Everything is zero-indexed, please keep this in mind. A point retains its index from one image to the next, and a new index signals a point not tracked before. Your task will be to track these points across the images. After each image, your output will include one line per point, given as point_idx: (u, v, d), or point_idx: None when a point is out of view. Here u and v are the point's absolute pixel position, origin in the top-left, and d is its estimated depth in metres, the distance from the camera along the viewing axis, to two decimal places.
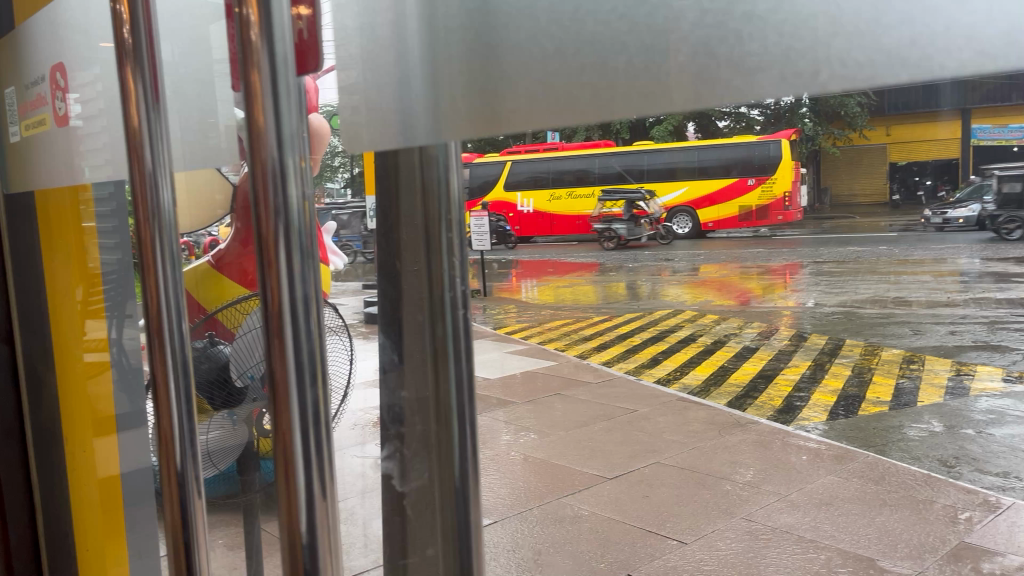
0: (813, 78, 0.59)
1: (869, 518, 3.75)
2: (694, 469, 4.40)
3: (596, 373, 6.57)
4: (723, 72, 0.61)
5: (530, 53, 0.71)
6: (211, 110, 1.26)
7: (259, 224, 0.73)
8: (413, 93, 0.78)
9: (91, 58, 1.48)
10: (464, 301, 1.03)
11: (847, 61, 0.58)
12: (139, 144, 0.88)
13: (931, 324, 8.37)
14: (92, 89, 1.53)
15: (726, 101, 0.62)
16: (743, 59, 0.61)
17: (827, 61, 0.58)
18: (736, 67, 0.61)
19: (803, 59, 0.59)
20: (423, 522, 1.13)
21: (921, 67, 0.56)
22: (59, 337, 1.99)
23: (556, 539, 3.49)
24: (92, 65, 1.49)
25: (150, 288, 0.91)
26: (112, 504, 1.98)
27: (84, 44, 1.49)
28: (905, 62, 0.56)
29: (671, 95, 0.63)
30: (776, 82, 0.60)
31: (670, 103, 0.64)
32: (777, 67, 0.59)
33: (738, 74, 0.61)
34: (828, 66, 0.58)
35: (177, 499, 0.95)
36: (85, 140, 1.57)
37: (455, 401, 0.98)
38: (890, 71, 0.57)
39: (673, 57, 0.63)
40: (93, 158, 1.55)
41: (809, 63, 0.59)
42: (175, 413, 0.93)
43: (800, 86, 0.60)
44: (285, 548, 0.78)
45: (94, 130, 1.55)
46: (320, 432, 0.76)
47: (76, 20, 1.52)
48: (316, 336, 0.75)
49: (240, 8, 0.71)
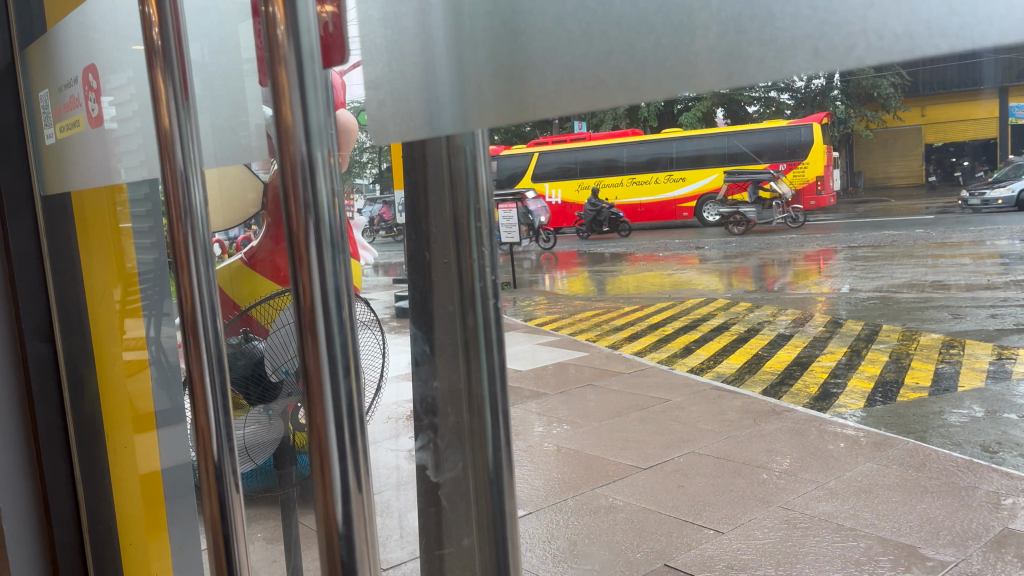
0: (848, 53, 0.53)
1: (910, 505, 3.70)
2: (729, 458, 4.36)
3: (628, 363, 6.55)
4: (754, 50, 0.56)
5: (556, 38, 0.65)
6: (239, 110, 1.26)
7: (290, 220, 0.72)
8: (439, 80, 0.73)
9: (124, 60, 1.51)
10: (494, 291, 1.01)
11: (885, 33, 0.52)
12: (170, 144, 0.88)
13: (969, 307, 8.23)
14: (126, 91, 1.55)
15: (757, 82, 0.57)
16: (774, 35, 0.55)
17: (863, 35, 0.52)
18: (767, 43, 0.55)
19: (837, 33, 0.53)
20: (458, 509, 1.15)
21: (962, 37, 0.51)
22: (99, 337, 2.04)
23: (590, 529, 3.49)
24: (125, 67, 1.52)
25: (182, 285, 0.91)
26: (152, 500, 2.02)
27: (115, 46, 1.51)
28: (944, 32, 0.51)
29: (701, 75, 0.58)
30: (808, 58, 0.54)
31: (700, 83, 0.58)
32: (810, 42, 0.54)
33: (769, 51, 0.55)
34: (864, 39, 0.52)
35: (215, 491, 0.96)
36: (119, 142, 1.59)
37: (487, 388, 0.98)
38: (930, 42, 0.51)
39: (702, 34, 0.58)
40: (128, 161, 1.57)
41: (845, 35, 0.53)
42: (211, 407, 0.94)
43: (834, 62, 0.54)
44: (322, 540, 0.77)
45: (127, 129, 1.56)
46: (355, 423, 0.76)
47: (105, 22, 1.53)
48: (348, 329, 0.74)
49: (266, 8, 0.70)
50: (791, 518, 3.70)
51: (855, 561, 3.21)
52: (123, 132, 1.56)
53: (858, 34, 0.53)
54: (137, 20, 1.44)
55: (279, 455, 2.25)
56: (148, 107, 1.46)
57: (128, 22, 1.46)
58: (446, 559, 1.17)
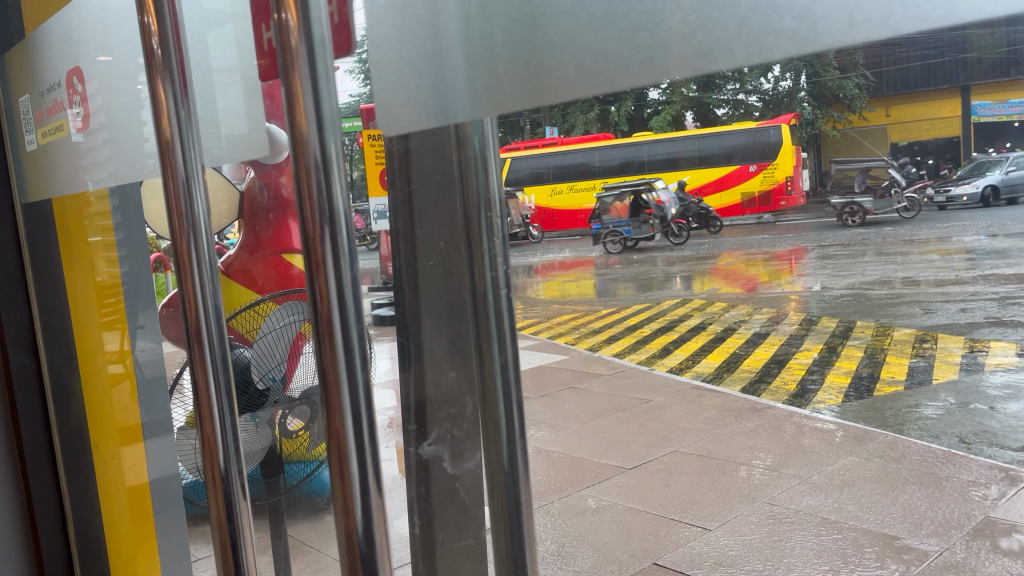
0: (885, 21, 0.53)
1: (892, 497, 3.74)
2: (713, 455, 4.37)
3: (607, 365, 6.55)
4: (787, 20, 0.56)
5: (574, 21, 0.65)
6: (211, 116, 1.20)
7: (304, 224, 0.71)
8: (451, 67, 0.73)
9: (92, 71, 1.49)
10: (504, 256, 0.80)
11: (920, 2, 0.53)
12: (170, 151, 0.86)
13: (939, 301, 8.34)
14: (94, 100, 1.53)
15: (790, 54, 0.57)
16: (807, 5, 0.56)
17: (900, 4, 0.53)
18: (799, 16, 0.56)
19: (873, 4, 0.54)
20: (474, 497, 1.40)
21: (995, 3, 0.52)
22: (84, 350, 2.05)
23: (577, 530, 3.47)
24: (93, 78, 1.50)
25: (185, 292, 0.90)
26: (141, 510, 2.03)
27: (86, 57, 1.49)
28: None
29: (732, 49, 0.59)
30: (844, 29, 0.55)
31: (731, 58, 0.59)
32: (845, 12, 0.54)
33: (803, 23, 0.56)
34: (901, 6, 0.53)
35: (222, 498, 0.94)
36: (88, 154, 1.58)
37: (501, 382, 0.79)
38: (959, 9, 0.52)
39: (677, 19, 0.61)
40: (97, 173, 1.56)
41: (881, 5, 0.53)
42: (217, 413, 0.92)
43: (870, 31, 0.54)
44: (341, 543, 0.76)
45: (99, 140, 1.53)
46: (372, 423, 0.75)
47: (76, 33, 1.51)
48: (363, 327, 0.73)
49: (278, 15, 0.70)
50: (776, 513, 3.71)
51: (841, 553, 3.24)
52: (91, 146, 1.56)
53: (895, 0, 0.53)
54: (105, 30, 1.42)
55: (266, 464, 2.19)
56: (119, 117, 1.44)
57: (102, 32, 1.41)
58: (449, 549, 1.39)
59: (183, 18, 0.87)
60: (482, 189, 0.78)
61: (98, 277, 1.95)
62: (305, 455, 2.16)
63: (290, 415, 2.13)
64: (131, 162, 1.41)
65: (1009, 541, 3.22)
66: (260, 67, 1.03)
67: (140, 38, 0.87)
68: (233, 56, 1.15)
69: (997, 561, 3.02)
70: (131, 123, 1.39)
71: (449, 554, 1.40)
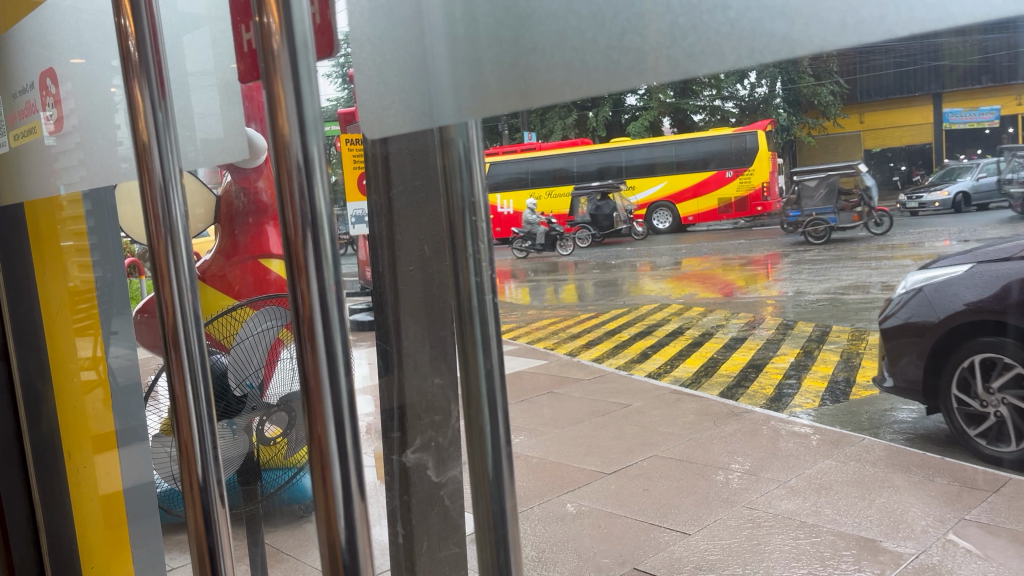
0: (879, 22, 0.53)
1: (870, 500, 3.75)
2: (691, 460, 4.35)
3: (585, 369, 6.52)
4: (777, 24, 0.56)
5: (565, 22, 0.65)
6: (188, 119, 1.19)
7: (286, 230, 0.70)
8: (436, 69, 0.72)
9: (64, 73, 1.47)
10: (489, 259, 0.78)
11: (915, 5, 0.53)
12: (147, 156, 0.85)
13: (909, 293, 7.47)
14: (65, 103, 1.50)
15: (780, 58, 0.57)
16: (797, 8, 0.55)
17: (894, 7, 0.53)
18: (789, 19, 0.56)
19: (865, 7, 0.54)
20: (458, 504, 1.45)
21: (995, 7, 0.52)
22: (56, 359, 2.04)
23: (559, 537, 3.44)
24: (65, 81, 1.48)
25: (163, 298, 0.88)
26: (115, 518, 2.02)
27: (57, 59, 1.47)
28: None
29: (723, 52, 0.58)
30: (837, 31, 0.54)
31: (723, 56, 0.58)
32: (837, 14, 0.54)
33: (793, 26, 0.56)
34: (895, 9, 0.53)
35: (200, 507, 0.92)
36: (60, 158, 1.56)
37: (485, 388, 0.77)
38: (949, 13, 0.52)
39: (658, 25, 0.61)
40: (69, 176, 1.53)
41: (875, 7, 0.53)
42: (196, 420, 0.90)
43: (864, 33, 0.54)
44: (323, 551, 0.74)
45: (71, 143, 1.51)
46: (354, 428, 0.73)
47: (47, 36, 1.49)
48: (345, 333, 0.72)
49: (259, 17, 0.68)
50: (756, 517, 3.68)
51: (820, 556, 3.23)
52: (63, 150, 1.54)
53: (888, 3, 0.53)
54: (76, 33, 1.40)
55: (243, 472, 2.17)
56: (90, 120, 1.42)
57: (76, 35, 1.39)
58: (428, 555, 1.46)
59: (160, 19, 0.85)
60: (467, 193, 0.74)
61: (71, 283, 1.97)
62: (283, 461, 2.14)
63: (268, 422, 2.12)
64: (103, 165, 1.39)
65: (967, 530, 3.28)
66: (240, 70, 1.01)
67: (117, 41, 0.85)
68: (209, 59, 1.13)
69: (975, 562, 3.04)
70: (101, 128, 1.38)
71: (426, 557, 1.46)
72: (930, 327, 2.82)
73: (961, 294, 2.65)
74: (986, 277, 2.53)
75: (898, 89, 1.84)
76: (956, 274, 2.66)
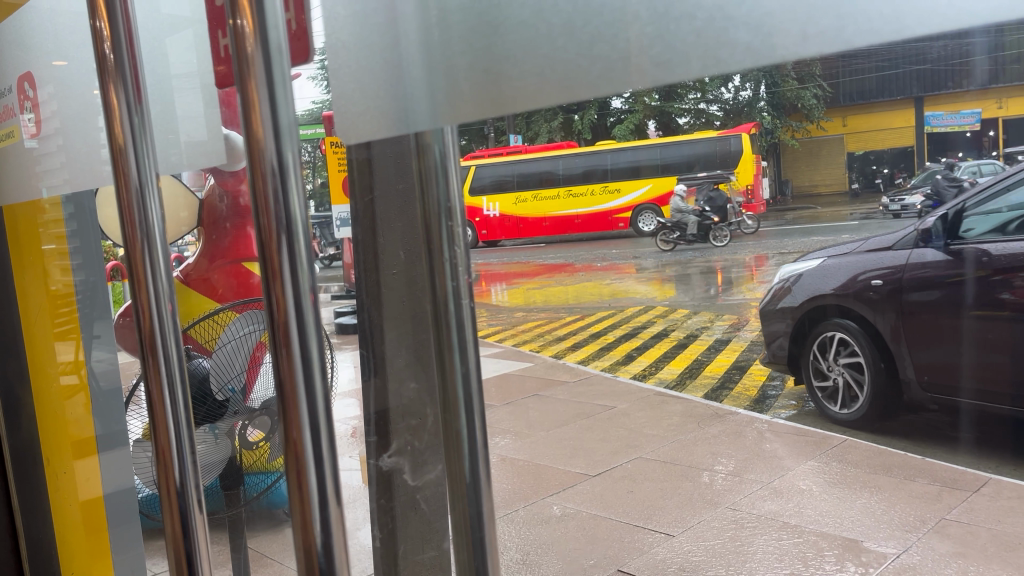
0: (837, 35, 0.55)
1: (852, 501, 3.75)
2: (676, 462, 4.36)
3: (571, 372, 6.47)
4: (740, 34, 0.58)
5: (536, 31, 0.67)
6: (172, 122, 1.19)
7: (261, 233, 0.70)
8: (409, 76, 0.72)
9: (45, 76, 1.46)
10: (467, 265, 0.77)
11: (872, 15, 0.54)
12: (122, 158, 0.84)
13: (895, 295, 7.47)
14: (47, 107, 1.49)
15: (745, 66, 0.58)
16: (760, 19, 0.57)
17: (851, 18, 0.55)
18: (754, 28, 0.57)
19: (825, 17, 0.55)
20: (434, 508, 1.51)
21: (947, 20, 0.53)
22: (35, 363, 2.03)
23: (544, 540, 3.41)
24: (46, 83, 1.47)
25: (139, 303, 0.87)
26: (95, 525, 2.01)
27: (38, 61, 1.46)
28: (929, 13, 0.53)
29: (688, 63, 0.60)
30: (798, 41, 0.56)
31: (688, 70, 0.60)
32: (799, 25, 0.56)
33: (757, 35, 0.57)
34: (852, 22, 0.55)
35: (177, 512, 0.92)
36: (41, 161, 1.55)
37: (462, 391, 0.76)
38: (917, 24, 0.53)
39: (639, 30, 0.62)
40: (50, 178, 1.52)
41: (833, 19, 0.55)
42: (173, 426, 0.90)
43: (823, 44, 0.56)
44: (299, 555, 0.74)
45: (53, 146, 1.50)
46: (329, 430, 0.74)
47: (29, 38, 1.49)
48: (320, 336, 0.72)
49: (232, 21, 0.68)
50: (738, 518, 3.67)
51: (802, 557, 3.23)
52: (44, 152, 1.53)
53: (845, 17, 0.55)
54: (58, 34, 1.39)
55: (226, 476, 2.12)
56: (72, 123, 1.41)
57: (55, 37, 1.39)
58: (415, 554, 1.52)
59: (135, 22, 0.85)
60: (443, 198, 0.73)
61: (53, 286, 1.96)
62: (264, 465, 2.13)
63: (250, 426, 2.09)
64: (86, 167, 1.38)
65: (942, 531, 3.31)
66: (218, 74, 1.06)
67: (91, 44, 0.85)
68: (192, 61, 1.15)
69: (955, 562, 3.05)
70: (83, 129, 1.37)
71: (408, 557, 1.52)
72: (792, 310, 3.76)
73: (818, 281, 3.61)
74: (839, 267, 3.53)
75: (879, 92, 1.87)
76: (814, 266, 3.66)
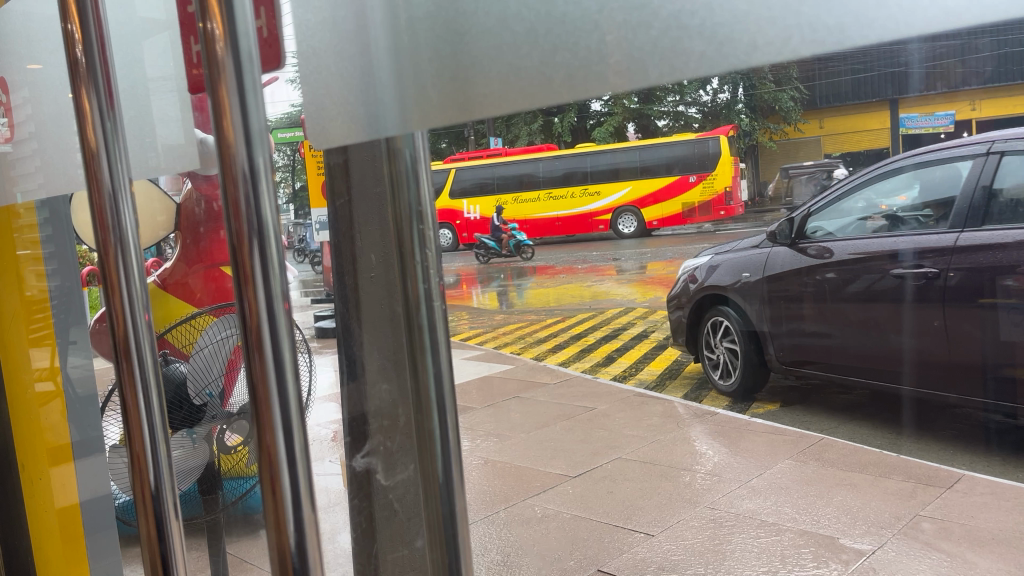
0: (785, 44, 0.59)
1: (828, 498, 3.80)
2: (655, 462, 4.39)
3: (551, 374, 6.48)
4: (696, 42, 0.61)
5: (501, 38, 0.70)
6: (148, 126, 1.20)
7: (234, 239, 0.71)
8: (378, 82, 0.74)
9: (21, 80, 1.46)
10: (437, 266, 0.78)
11: (817, 25, 0.58)
12: (95, 163, 0.85)
13: None
14: (22, 111, 1.49)
15: (700, 72, 0.62)
16: (714, 29, 0.61)
17: (798, 27, 0.58)
18: (708, 37, 0.61)
19: (774, 28, 0.59)
20: (409, 508, 1.53)
21: (886, 29, 0.57)
22: (9, 371, 2.02)
23: (525, 542, 3.40)
24: (21, 88, 1.47)
25: (113, 309, 0.88)
26: (72, 532, 2.00)
27: (13, 65, 1.46)
28: (871, 22, 0.57)
29: (647, 71, 0.64)
30: (750, 50, 0.59)
31: (647, 79, 0.64)
32: (750, 35, 0.59)
33: (710, 43, 0.61)
34: (799, 32, 0.58)
35: (153, 515, 0.92)
36: (16, 165, 1.55)
37: (435, 394, 0.77)
38: (858, 33, 0.57)
39: (604, 37, 0.65)
40: (25, 183, 1.52)
41: (781, 29, 0.58)
42: (148, 432, 0.90)
43: (773, 53, 0.59)
44: (273, 557, 0.75)
45: (27, 151, 1.50)
46: (301, 431, 0.74)
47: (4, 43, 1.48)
48: (291, 340, 0.73)
49: (203, 24, 0.69)
50: (717, 517, 3.70)
51: (779, 553, 3.26)
52: (18, 157, 1.53)
53: (792, 27, 0.58)
54: (32, 38, 1.39)
55: (204, 481, 2.16)
56: (45, 126, 1.41)
57: (29, 41, 1.40)
58: (395, 554, 1.54)
59: (108, 29, 0.86)
60: (414, 203, 0.75)
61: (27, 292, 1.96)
62: (243, 470, 2.14)
63: (228, 431, 2.10)
64: (59, 169, 1.38)
65: (917, 528, 3.36)
66: (190, 80, 1.08)
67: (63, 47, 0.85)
68: (167, 65, 1.16)
69: (930, 558, 3.09)
70: (58, 133, 1.37)
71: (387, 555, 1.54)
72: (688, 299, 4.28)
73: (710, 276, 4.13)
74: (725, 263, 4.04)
75: (855, 95, 1.90)
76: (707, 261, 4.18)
